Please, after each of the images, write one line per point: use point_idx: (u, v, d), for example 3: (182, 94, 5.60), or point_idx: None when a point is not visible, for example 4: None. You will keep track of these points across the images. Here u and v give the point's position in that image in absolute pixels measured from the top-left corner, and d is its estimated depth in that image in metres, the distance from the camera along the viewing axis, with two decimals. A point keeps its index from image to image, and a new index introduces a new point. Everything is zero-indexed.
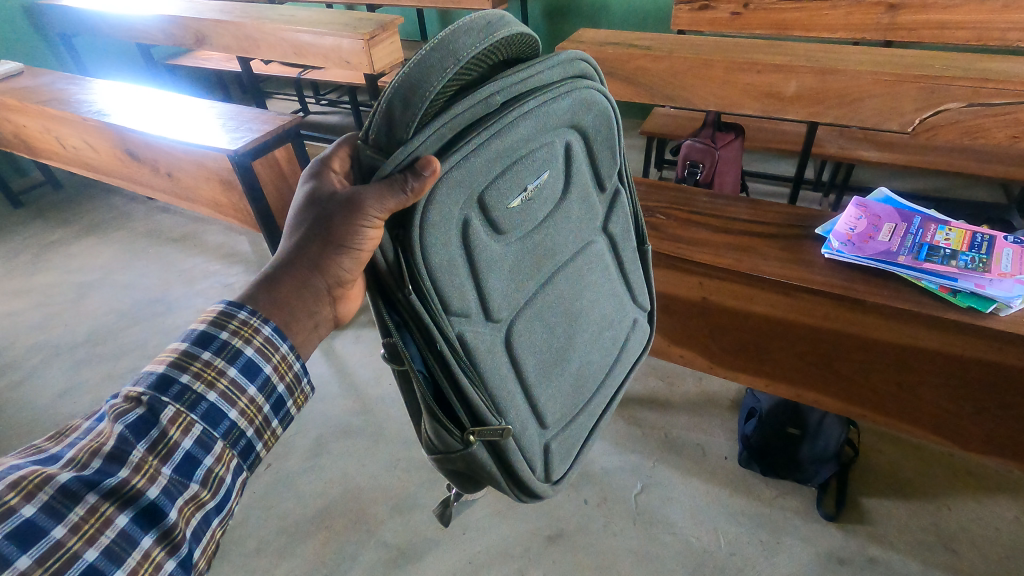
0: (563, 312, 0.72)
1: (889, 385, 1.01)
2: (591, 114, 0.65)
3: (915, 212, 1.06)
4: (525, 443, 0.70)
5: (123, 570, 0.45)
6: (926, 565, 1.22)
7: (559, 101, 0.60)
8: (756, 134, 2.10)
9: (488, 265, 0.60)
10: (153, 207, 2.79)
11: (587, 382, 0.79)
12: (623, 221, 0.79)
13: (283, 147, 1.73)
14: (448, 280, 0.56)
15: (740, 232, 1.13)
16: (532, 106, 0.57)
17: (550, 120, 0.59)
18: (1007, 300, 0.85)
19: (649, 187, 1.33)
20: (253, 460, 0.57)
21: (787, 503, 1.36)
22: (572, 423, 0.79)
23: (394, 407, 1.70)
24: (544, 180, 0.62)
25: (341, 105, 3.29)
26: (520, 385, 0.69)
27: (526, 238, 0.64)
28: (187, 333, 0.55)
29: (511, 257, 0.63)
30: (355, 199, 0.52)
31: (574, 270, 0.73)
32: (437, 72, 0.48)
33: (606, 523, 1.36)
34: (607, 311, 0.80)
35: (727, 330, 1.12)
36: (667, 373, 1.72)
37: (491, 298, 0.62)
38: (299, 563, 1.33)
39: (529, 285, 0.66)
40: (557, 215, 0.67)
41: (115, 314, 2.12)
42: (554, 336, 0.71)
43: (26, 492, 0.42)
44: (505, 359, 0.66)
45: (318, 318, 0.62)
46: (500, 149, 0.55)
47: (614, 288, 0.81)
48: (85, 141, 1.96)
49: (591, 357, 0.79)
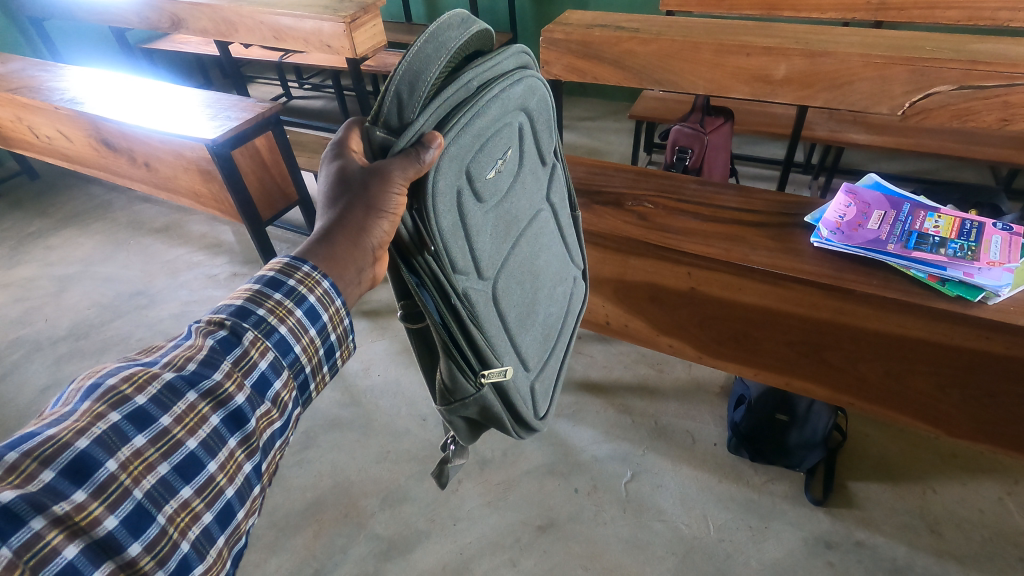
0: (532, 271, 0.72)
1: (878, 372, 1.00)
2: (538, 99, 0.64)
3: (903, 198, 1.03)
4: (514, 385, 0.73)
5: (214, 463, 0.46)
6: (912, 548, 1.24)
7: (518, 86, 0.60)
8: (746, 117, 2.08)
9: (476, 230, 0.60)
10: (133, 196, 2.73)
11: (551, 333, 0.81)
12: (562, 193, 0.78)
13: (263, 136, 1.68)
14: (454, 240, 0.57)
15: (729, 221, 1.09)
16: (500, 90, 0.57)
17: (513, 102, 0.60)
18: (996, 289, 0.84)
19: (636, 174, 1.26)
20: (308, 398, 0.57)
21: (776, 489, 1.37)
22: (546, 367, 0.81)
23: (383, 398, 1.69)
24: (510, 155, 0.63)
25: (323, 89, 3.23)
26: (508, 337, 0.70)
27: (499, 206, 0.63)
28: (258, 274, 0.55)
29: (491, 225, 0.63)
30: (379, 169, 0.51)
31: (536, 235, 0.72)
32: (433, 63, 0.48)
33: (597, 512, 1.36)
34: (560, 269, 0.80)
35: (715, 317, 1.10)
36: (656, 360, 1.72)
37: (481, 259, 0.62)
38: (289, 557, 1.33)
39: (506, 252, 0.66)
40: (520, 183, 0.67)
41: (97, 308, 2.08)
42: (526, 295, 0.72)
43: (138, 385, 0.45)
44: (496, 316, 0.67)
45: (365, 276, 0.59)
46: (479, 129, 0.56)
47: (562, 250, 0.81)
48: (59, 131, 1.90)
49: (553, 311, 0.80)
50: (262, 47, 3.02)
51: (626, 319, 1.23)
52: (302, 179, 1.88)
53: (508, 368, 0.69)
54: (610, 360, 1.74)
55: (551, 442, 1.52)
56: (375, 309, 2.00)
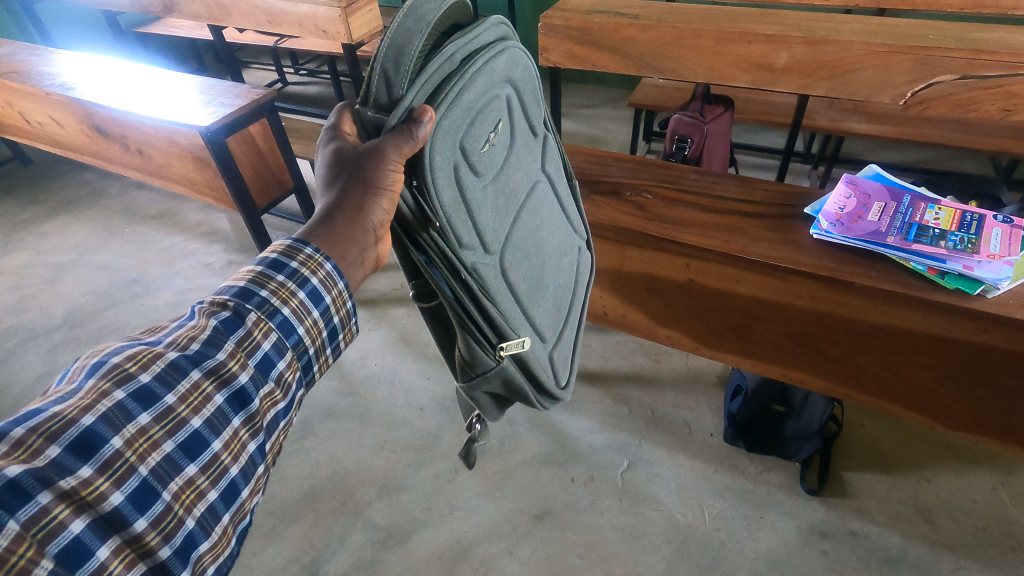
0: (537, 244, 0.71)
1: (875, 365, 1.00)
2: (521, 69, 0.64)
3: (904, 190, 1.02)
4: (533, 358, 0.72)
5: (219, 441, 0.47)
6: (906, 538, 1.25)
7: (501, 57, 0.60)
8: (746, 106, 2.07)
9: (478, 203, 0.60)
10: (128, 183, 2.70)
11: (565, 304, 0.80)
12: (557, 164, 0.77)
13: (258, 123, 1.66)
14: (457, 214, 0.57)
15: (728, 212, 1.08)
16: (484, 61, 0.57)
17: (498, 73, 0.59)
18: (996, 282, 0.83)
19: (635, 164, 1.25)
20: (311, 379, 0.57)
21: (771, 479, 1.38)
22: (563, 339, 0.80)
23: (381, 387, 1.69)
24: (503, 126, 0.62)
25: (319, 75, 3.20)
26: (522, 310, 0.69)
27: (497, 178, 0.63)
28: (260, 257, 0.55)
29: (492, 197, 0.62)
30: (375, 147, 0.51)
31: (536, 209, 0.72)
32: (415, 35, 0.48)
33: (593, 501, 1.37)
34: (564, 241, 0.79)
35: (713, 309, 1.10)
36: (654, 350, 1.72)
37: (485, 232, 0.61)
38: (286, 545, 1.34)
39: (509, 222, 0.66)
40: (516, 155, 0.66)
41: (92, 296, 2.07)
42: (534, 267, 0.71)
43: (143, 363, 0.45)
44: (508, 288, 0.66)
45: (368, 255, 0.60)
46: (469, 100, 0.55)
47: (565, 222, 0.80)
48: (51, 117, 1.87)
49: (564, 281, 0.79)
50: (257, 31, 2.97)
51: (623, 310, 1.22)
52: (298, 167, 1.86)
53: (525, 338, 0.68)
54: (607, 350, 1.74)
55: (548, 432, 1.53)
56: (372, 298, 1.99)
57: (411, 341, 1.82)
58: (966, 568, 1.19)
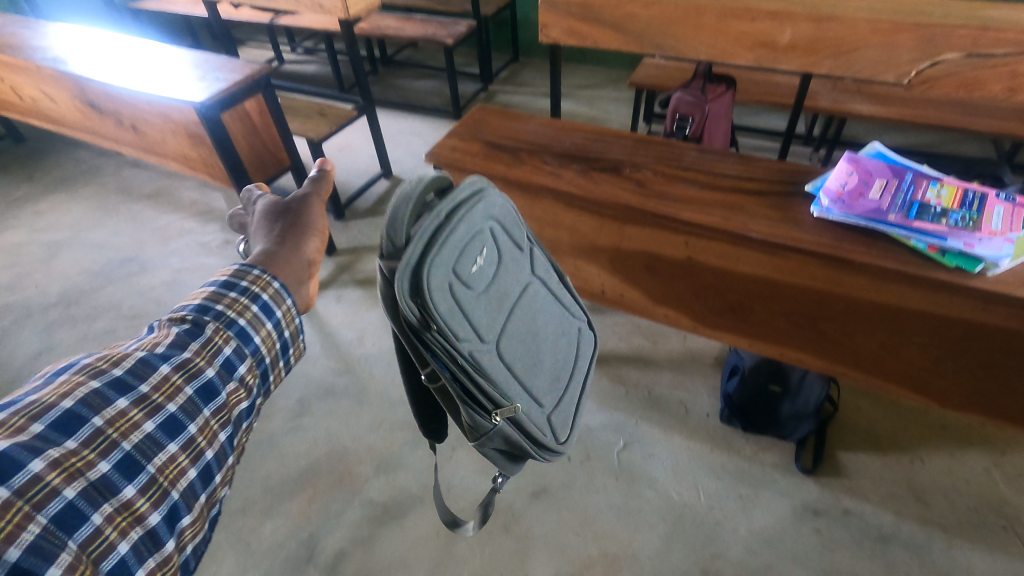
0: (535, 330, 0.72)
1: (873, 344, 1.00)
2: (503, 205, 0.65)
3: (906, 168, 1.01)
4: (533, 424, 0.73)
5: (193, 425, 0.52)
6: (898, 517, 1.26)
7: (483, 206, 0.61)
8: (748, 86, 2.04)
9: (472, 309, 0.61)
10: (122, 161, 2.68)
11: (564, 373, 0.80)
12: (547, 262, 0.77)
13: (253, 99, 1.63)
14: (453, 317, 0.58)
15: (729, 189, 1.07)
16: (468, 206, 0.59)
17: (483, 213, 0.61)
18: (996, 260, 0.82)
19: (635, 141, 1.23)
20: (269, 388, 0.63)
21: (766, 459, 1.39)
22: (565, 402, 0.81)
23: (378, 367, 1.69)
24: (493, 249, 0.63)
25: (316, 54, 3.15)
26: (520, 380, 0.70)
27: (489, 288, 0.64)
28: (212, 281, 0.62)
29: (486, 310, 0.63)
30: (301, 199, 0.78)
31: (534, 306, 0.72)
32: (405, 204, 0.54)
33: (589, 480, 1.37)
34: (564, 323, 0.79)
35: (711, 287, 1.09)
36: (652, 332, 1.72)
37: (481, 326, 0.62)
38: (284, 521, 1.35)
39: (506, 323, 0.67)
40: (510, 259, 0.67)
41: (87, 274, 2.06)
42: (532, 348, 0.72)
43: (115, 360, 0.51)
44: (505, 371, 0.67)
45: (302, 268, 0.71)
46: (458, 238, 0.57)
47: (566, 300, 0.80)
48: (43, 91, 1.85)
49: (561, 365, 0.79)
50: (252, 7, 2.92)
51: (622, 289, 1.22)
52: (295, 145, 1.83)
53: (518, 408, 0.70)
54: (605, 332, 1.74)
55: None
56: (369, 278, 1.98)
57: None
58: (957, 546, 1.21)
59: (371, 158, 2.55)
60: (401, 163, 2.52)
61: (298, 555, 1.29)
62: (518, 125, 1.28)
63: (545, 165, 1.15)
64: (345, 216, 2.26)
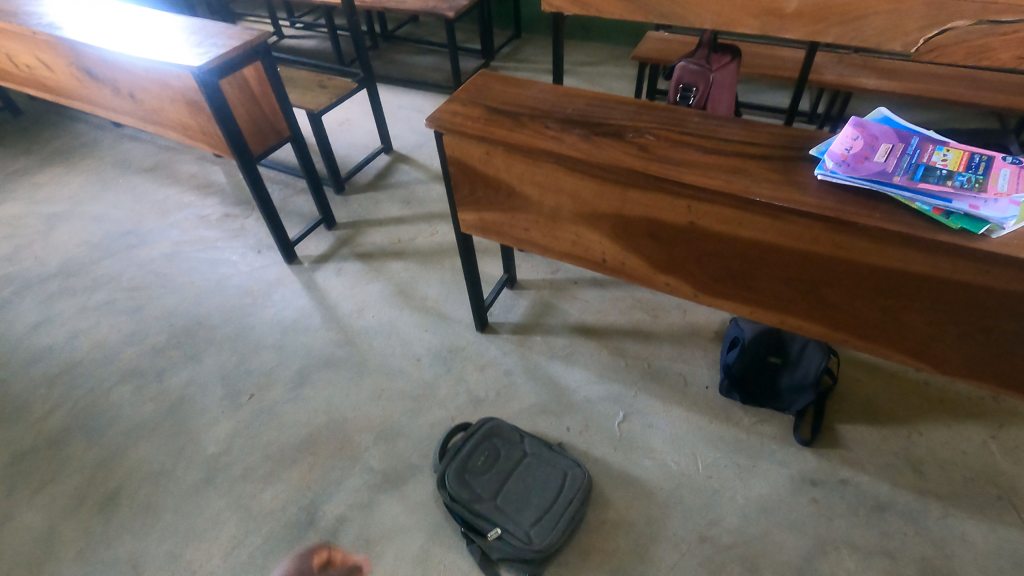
0: (519, 481, 1.30)
1: (874, 310, 1.00)
2: (485, 429, 1.38)
3: (912, 131, 0.99)
4: (513, 540, 1.19)
5: None
6: (895, 486, 1.27)
7: (472, 447, 1.35)
8: (752, 60, 2.02)
9: (464, 473, 1.30)
10: (121, 134, 2.65)
11: (557, 510, 1.24)
12: (540, 456, 1.34)
13: (251, 66, 1.62)
14: (460, 473, 1.30)
15: (732, 154, 1.05)
16: (459, 447, 1.34)
17: (468, 452, 1.34)
18: (1001, 221, 0.82)
19: (638, 106, 1.21)
20: None
21: (764, 430, 1.39)
22: (553, 528, 1.21)
23: (378, 339, 1.69)
24: (477, 443, 1.36)
25: (316, 28, 3.12)
26: (503, 523, 1.22)
27: (477, 459, 1.33)
28: None
29: (474, 457, 1.33)
30: None
31: (524, 466, 1.32)
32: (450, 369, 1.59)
33: (588, 449, 1.38)
34: (548, 476, 1.30)
35: (713, 254, 1.09)
36: (652, 306, 1.72)
37: (467, 472, 1.31)
38: (285, 488, 1.36)
39: (505, 464, 1.32)
40: (491, 459, 1.34)
41: (87, 246, 2.05)
42: (519, 498, 1.27)
43: None
44: (484, 514, 1.24)
45: None
46: (460, 448, 1.34)
47: (555, 471, 1.31)
48: (39, 59, 1.83)
49: (553, 503, 1.25)
50: None
51: (623, 257, 1.21)
52: (294, 116, 1.81)
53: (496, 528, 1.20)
54: (605, 305, 1.73)
55: (544, 383, 1.53)
56: (369, 252, 1.98)
57: (409, 295, 1.82)
58: (952, 514, 1.22)
59: (371, 133, 2.53)
60: (402, 138, 2.50)
61: (298, 520, 1.30)
62: (520, 90, 1.26)
63: (546, 129, 1.14)
64: (344, 190, 2.24)
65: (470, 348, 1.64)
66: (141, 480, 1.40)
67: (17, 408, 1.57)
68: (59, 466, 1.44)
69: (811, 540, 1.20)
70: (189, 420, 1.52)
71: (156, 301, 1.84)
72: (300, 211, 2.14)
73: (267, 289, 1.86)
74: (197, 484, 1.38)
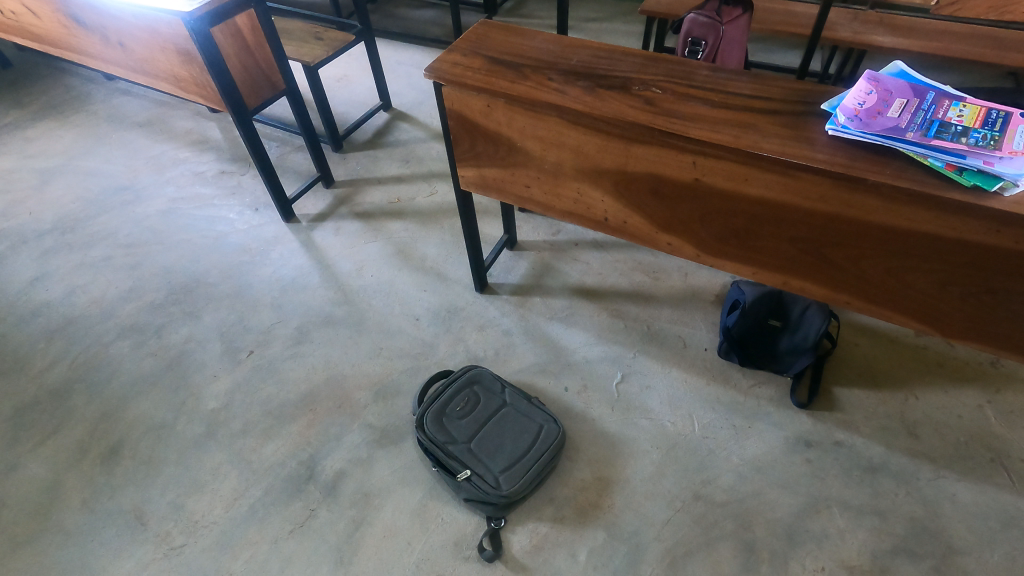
0: (495, 428, 1.32)
1: (879, 272, 0.99)
2: (468, 377, 1.40)
3: (928, 87, 0.95)
4: (484, 485, 1.21)
5: None
6: (889, 449, 1.28)
7: (453, 392, 1.37)
8: (764, 15, 1.94)
9: (440, 418, 1.32)
10: (113, 88, 2.59)
11: (528, 458, 1.26)
12: (519, 407, 1.35)
13: (244, 14, 1.56)
14: (437, 414, 1.33)
15: (741, 108, 1.02)
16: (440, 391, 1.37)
17: (450, 396, 1.36)
18: (1015, 179, 0.80)
19: (645, 58, 1.16)
20: None
21: (762, 392, 1.40)
22: (524, 477, 1.23)
23: (376, 298, 1.67)
24: (458, 388, 1.38)
25: None
26: (476, 468, 1.24)
27: (456, 405, 1.35)
28: None
29: (454, 402, 1.35)
30: None
31: (501, 414, 1.34)
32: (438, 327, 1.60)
33: (585, 409, 1.39)
34: (524, 426, 1.32)
35: (717, 213, 1.07)
36: (653, 269, 1.70)
37: (445, 415, 1.33)
38: (284, 442, 1.37)
39: (483, 411, 1.34)
40: (471, 405, 1.35)
41: (81, 202, 2.03)
42: (494, 445, 1.29)
43: None
44: (458, 458, 1.26)
45: None
46: (440, 392, 1.37)
47: (530, 421, 1.33)
48: (25, 5, 1.77)
49: (526, 452, 1.27)
50: None
51: (625, 216, 1.19)
52: (290, 68, 1.76)
53: (468, 470, 1.23)
54: (606, 267, 1.71)
55: (543, 344, 1.53)
56: (368, 211, 1.95)
57: (408, 255, 1.80)
58: (944, 476, 1.23)
59: (370, 90, 2.47)
60: (401, 95, 2.44)
61: (298, 474, 1.32)
62: (523, 41, 1.22)
63: (549, 81, 1.10)
64: (343, 148, 2.20)
65: (469, 308, 1.63)
66: (141, 433, 1.41)
67: (17, 361, 1.58)
68: (60, 420, 1.45)
69: (803, 499, 1.22)
70: (189, 376, 1.52)
71: (153, 258, 1.83)
72: (297, 168, 2.10)
73: (265, 247, 1.84)
74: (198, 438, 1.39)
